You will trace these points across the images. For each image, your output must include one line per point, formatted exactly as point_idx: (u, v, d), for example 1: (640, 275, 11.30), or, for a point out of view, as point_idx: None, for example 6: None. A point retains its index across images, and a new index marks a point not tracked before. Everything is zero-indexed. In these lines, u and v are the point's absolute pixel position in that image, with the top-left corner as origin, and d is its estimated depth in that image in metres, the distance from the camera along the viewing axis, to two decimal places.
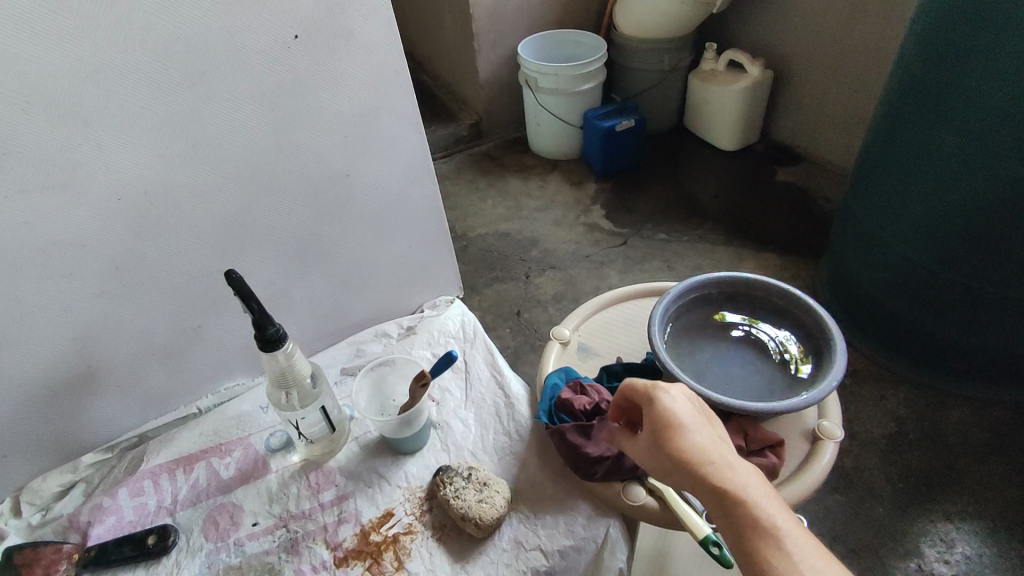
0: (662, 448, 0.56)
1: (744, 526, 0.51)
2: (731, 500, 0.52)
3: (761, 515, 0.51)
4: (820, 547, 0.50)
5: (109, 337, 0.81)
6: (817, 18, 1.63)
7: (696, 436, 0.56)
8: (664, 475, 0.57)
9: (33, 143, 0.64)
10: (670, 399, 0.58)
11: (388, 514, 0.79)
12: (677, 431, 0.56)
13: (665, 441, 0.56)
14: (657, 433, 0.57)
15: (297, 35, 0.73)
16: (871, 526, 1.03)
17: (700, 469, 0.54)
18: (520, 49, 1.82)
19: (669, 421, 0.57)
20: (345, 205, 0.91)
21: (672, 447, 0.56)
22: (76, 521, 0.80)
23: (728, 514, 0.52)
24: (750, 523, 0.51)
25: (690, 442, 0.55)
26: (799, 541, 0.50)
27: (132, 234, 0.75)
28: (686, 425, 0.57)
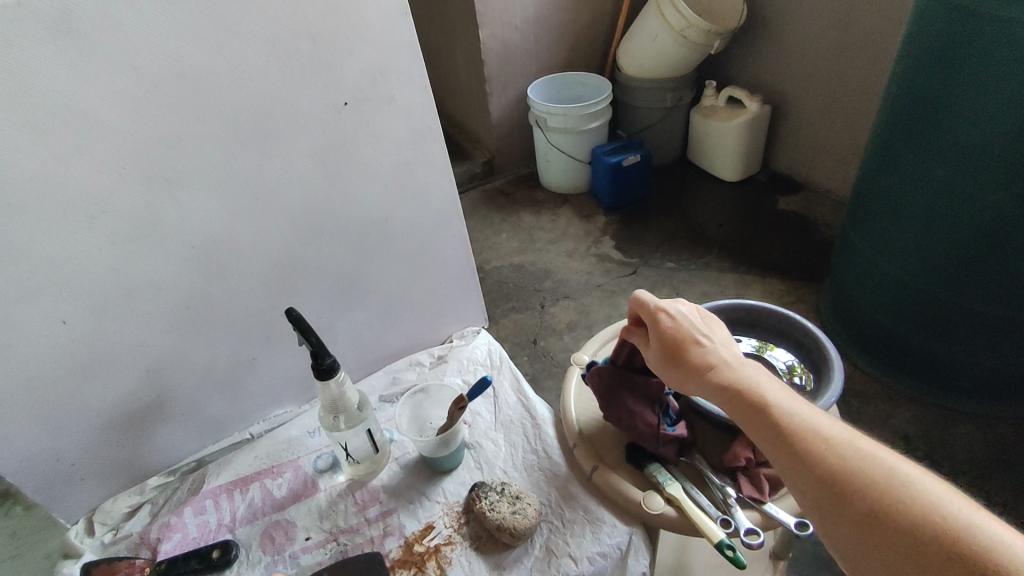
0: (675, 362, 0.67)
1: (744, 409, 0.60)
2: (731, 389, 0.61)
3: (761, 399, 0.59)
4: (815, 412, 0.58)
5: (177, 369, 0.90)
6: (809, 58, 1.75)
7: (697, 347, 0.66)
8: (678, 385, 0.67)
9: (125, 202, 0.74)
10: (669, 320, 0.68)
11: (429, 527, 0.87)
12: (683, 347, 0.67)
13: (674, 355, 0.67)
14: (668, 351, 0.68)
15: (346, 101, 0.84)
16: None
17: (704, 371, 0.64)
18: (531, 93, 1.95)
19: (671, 339, 0.68)
20: (383, 246, 1.01)
21: (679, 360, 0.66)
22: (147, 538, 0.88)
23: (735, 404, 0.61)
24: (750, 402, 0.60)
25: (692, 354, 0.66)
26: (790, 407, 0.58)
27: (202, 277, 0.85)
28: (688, 340, 0.67)
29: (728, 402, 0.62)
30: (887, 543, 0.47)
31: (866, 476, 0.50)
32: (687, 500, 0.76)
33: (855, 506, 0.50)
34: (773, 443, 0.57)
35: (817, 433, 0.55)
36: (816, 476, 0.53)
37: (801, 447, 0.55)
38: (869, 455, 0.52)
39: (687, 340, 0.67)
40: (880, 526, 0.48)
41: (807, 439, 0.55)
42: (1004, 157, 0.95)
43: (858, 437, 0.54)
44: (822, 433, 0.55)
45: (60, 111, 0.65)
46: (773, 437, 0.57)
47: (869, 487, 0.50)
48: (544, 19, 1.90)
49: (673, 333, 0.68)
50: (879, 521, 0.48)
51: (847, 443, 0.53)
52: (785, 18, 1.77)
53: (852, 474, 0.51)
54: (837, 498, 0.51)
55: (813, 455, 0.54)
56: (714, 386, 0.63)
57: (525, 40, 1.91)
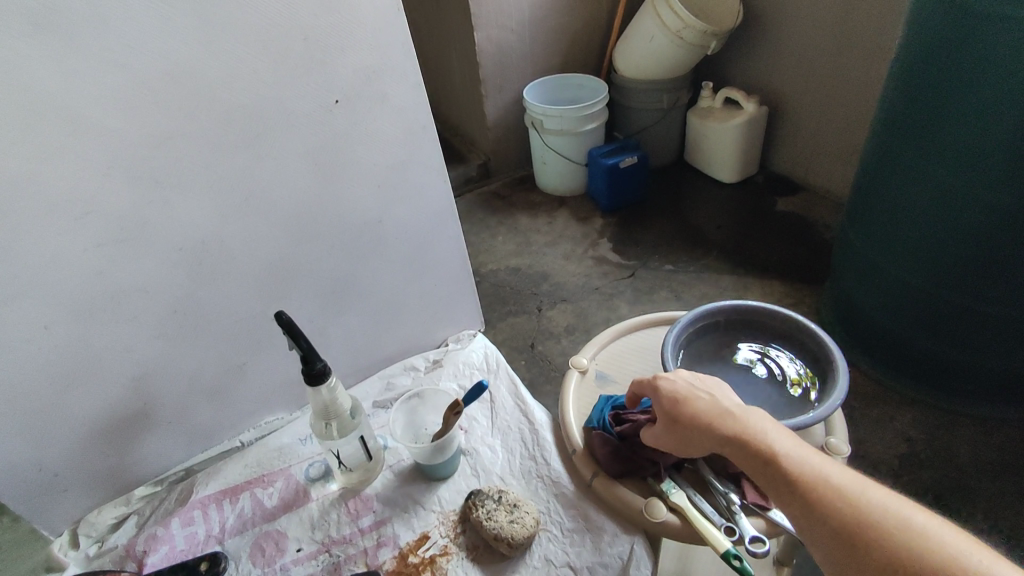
0: (676, 419, 0.65)
1: (753, 462, 0.58)
2: (736, 441, 0.60)
3: (766, 449, 0.58)
4: (825, 461, 0.56)
5: (163, 377, 0.88)
6: (807, 58, 1.74)
7: (696, 401, 0.65)
8: (684, 444, 0.65)
9: (107, 204, 0.71)
10: (666, 380, 0.67)
11: (425, 537, 0.84)
12: (682, 403, 0.65)
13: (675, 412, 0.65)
14: (668, 411, 0.66)
15: (337, 99, 0.81)
16: None
17: (706, 425, 0.62)
18: (527, 95, 1.94)
19: (670, 397, 0.66)
20: (377, 248, 0.99)
21: (681, 416, 0.65)
22: (133, 551, 0.85)
23: (742, 458, 0.59)
24: (757, 454, 0.58)
25: (692, 409, 0.64)
26: (799, 458, 0.56)
27: (189, 282, 0.82)
28: (687, 397, 0.66)
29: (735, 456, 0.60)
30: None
31: (883, 531, 0.48)
32: (691, 508, 0.73)
33: (876, 563, 0.48)
34: (786, 497, 0.55)
35: (828, 484, 0.53)
36: (833, 532, 0.50)
37: (814, 500, 0.53)
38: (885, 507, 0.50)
39: (687, 395, 0.66)
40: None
41: (820, 492, 0.53)
42: (1008, 155, 0.93)
43: (872, 486, 0.52)
44: (834, 485, 0.53)
45: (41, 110, 0.63)
46: (784, 492, 0.55)
47: (884, 541, 0.48)
48: (539, 21, 1.89)
49: (672, 391, 0.66)
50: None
51: (861, 494, 0.51)
52: (782, 18, 1.76)
53: (868, 528, 0.49)
54: (856, 555, 0.49)
55: (827, 509, 0.52)
56: (718, 438, 0.61)
57: (521, 41, 1.90)
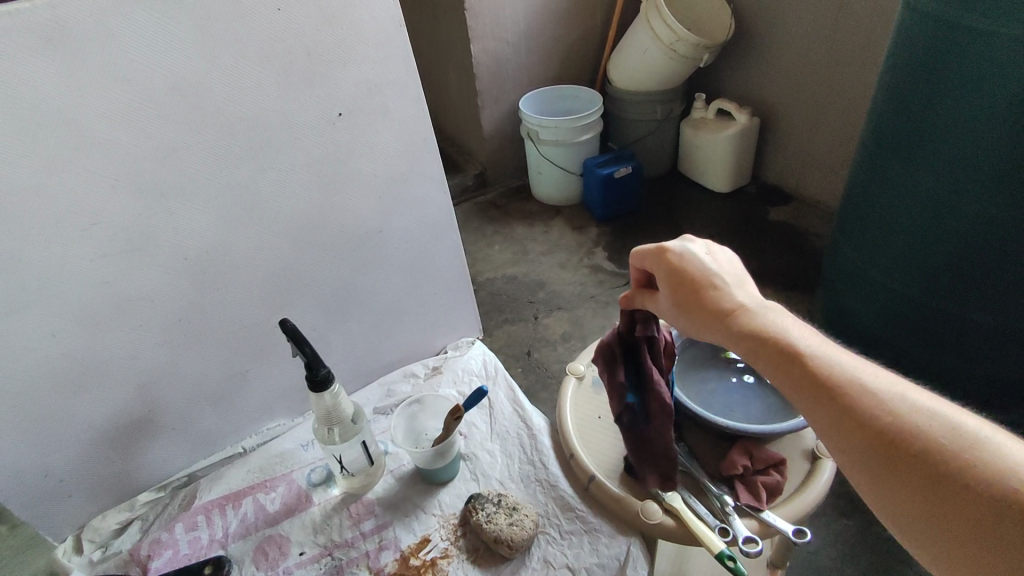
0: (689, 306, 0.62)
1: (770, 354, 0.55)
2: (754, 334, 0.56)
3: (785, 341, 0.54)
4: (849, 358, 0.52)
5: (168, 383, 0.89)
6: (797, 71, 1.78)
7: (713, 289, 0.61)
8: (693, 331, 0.62)
9: (118, 214, 0.73)
10: (686, 260, 0.63)
11: (425, 540, 0.86)
12: (699, 289, 0.62)
13: (690, 299, 0.62)
14: (682, 295, 0.63)
15: (340, 112, 0.84)
16: (879, 546, 1.08)
17: (722, 314, 0.59)
18: (523, 106, 1.97)
19: (686, 282, 0.62)
20: (378, 257, 1.01)
21: (696, 303, 0.61)
22: (137, 555, 0.86)
23: (756, 347, 0.56)
24: (775, 345, 0.55)
25: (707, 298, 0.61)
26: (821, 353, 0.53)
27: (196, 289, 0.84)
28: (705, 281, 0.62)
29: (753, 350, 0.56)
30: (934, 495, 0.43)
31: (910, 426, 0.45)
32: (686, 510, 0.75)
33: (898, 458, 0.45)
34: (800, 388, 0.52)
35: (853, 379, 0.49)
36: (853, 425, 0.47)
37: (835, 394, 0.49)
38: (916, 404, 0.47)
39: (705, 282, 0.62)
40: (927, 479, 0.43)
41: (844, 386, 0.49)
42: (990, 163, 0.96)
43: (901, 383, 0.49)
44: (860, 380, 0.49)
45: (56, 123, 0.65)
46: (803, 386, 0.51)
47: (907, 434, 0.45)
48: (534, 34, 1.93)
49: (689, 271, 0.62)
50: (925, 473, 0.43)
51: (888, 390, 0.48)
52: (772, 32, 1.80)
53: (893, 422, 0.46)
54: (879, 451, 0.46)
55: (849, 402, 0.48)
56: (732, 328, 0.58)
57: (517, 54, 1.93)
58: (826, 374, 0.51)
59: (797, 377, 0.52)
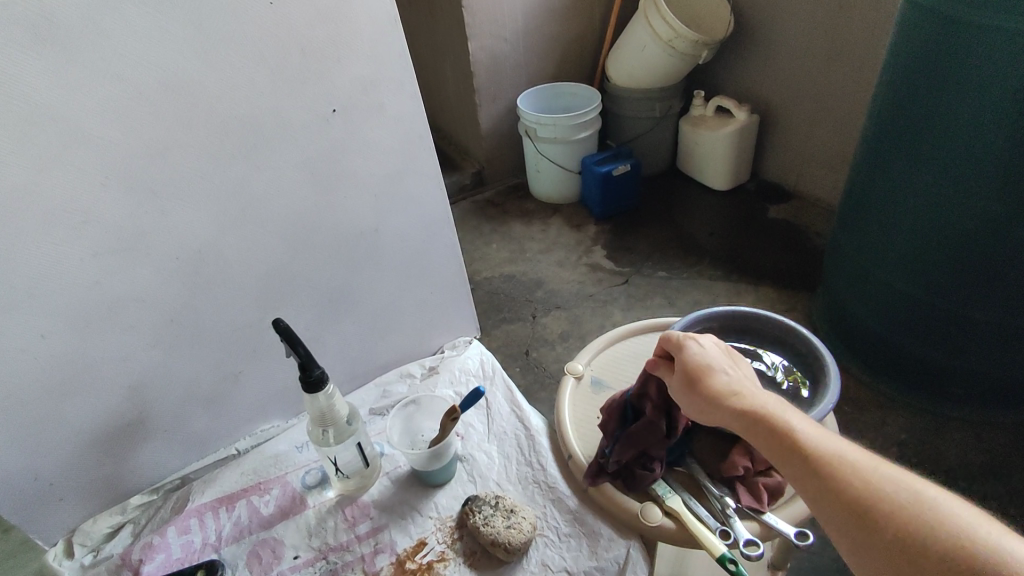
0: (693, 389, 0.64)
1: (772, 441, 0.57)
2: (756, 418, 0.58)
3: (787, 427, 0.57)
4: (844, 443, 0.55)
5: (160, 385, 0.88)
6: (797, 68, 1.77)
7: (717, 374, 0.63)
8: (697, 413, 0.64)
9: (108, 212, 0.72)
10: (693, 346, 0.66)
11: (422, 543, 0.84)
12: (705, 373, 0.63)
13: (694, 381, 0.63)
14: (686, 379, 0.64)
15: (335, 109, 0.83)
16: None
17: (725, 399, 0.61)
18: (521, 103, 1.96)
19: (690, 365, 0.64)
20: (373, 256, 1.00)
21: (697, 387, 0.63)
22: (129, 559, 0.85)
23: (759, 431, 0.58)
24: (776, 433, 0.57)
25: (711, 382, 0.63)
26: (821, 440, 0.55)
27: (188, 289, 0.83)
28: (710, 368, 0.64)
29: (755, 434, 0.58)
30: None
31: (907, 517, 0.47)
32: (687, 512, 0.74)
33: (899, 552, 0.47)
34: (803, 474, 0.54)
35: (850, 467, 0.52)
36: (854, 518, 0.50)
37: (834, 484, 0.51)
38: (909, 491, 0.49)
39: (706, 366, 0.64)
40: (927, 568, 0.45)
41: (842, 474, 0.52)
42: (996, 161, 0.95)
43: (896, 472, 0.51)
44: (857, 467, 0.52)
45: (44, 120, 0.64)
46: (809, 474, 0.53)
47: (904, 522, 0.47)
48: (532, 31, 1.91)
49: (695, 358, 0.65)
50: (924, 563, 0.45)
51: (886, 482, 0.50)
52: (771, 28, 1.79)
53: (891, 515, 0.48)
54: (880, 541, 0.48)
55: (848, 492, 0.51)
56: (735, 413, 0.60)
57: (514, 51, 1.92)
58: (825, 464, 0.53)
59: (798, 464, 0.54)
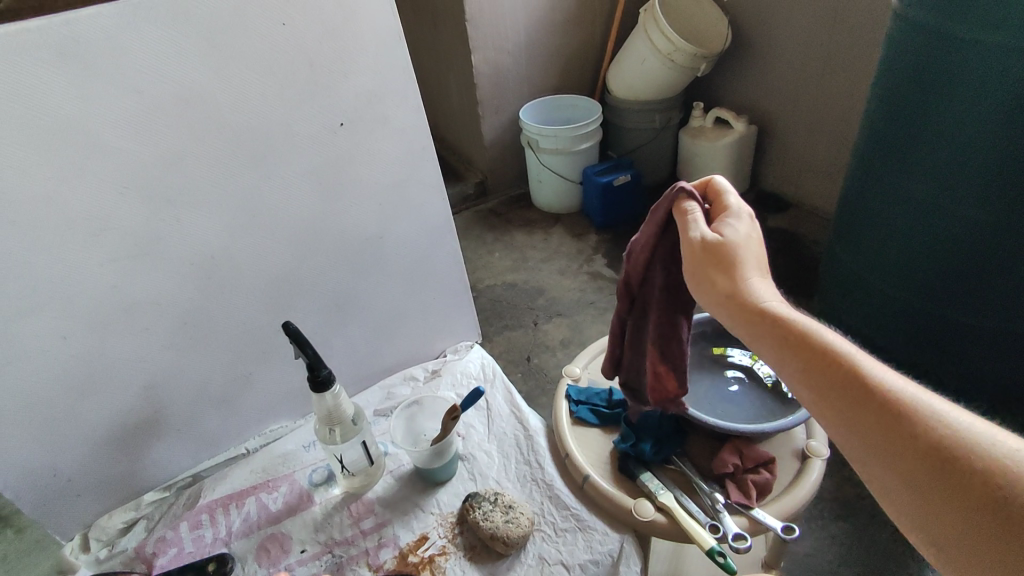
0: (712, 278, 0.60)
1: (789, 359, 0.53)
2: (774, 318, 0.55)
3: (807, 329, 0.53)
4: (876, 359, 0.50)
5: (173, 384, 0.92)
6: (793, 79, 1.81)
7: (745, 270, 0.59)
8: (716, 309, 0.60)
9: (127, 220, 0.76)
10: (733, 232, 0.62)
11: (424, 537, 0.88)
12: (734, 265, 0.60)
13: (721, 268, 0.60)
14: (710, 267, 0.61)
15: (342, 122, 0.87)
16: (878, 551, 1.09)
17: (746, 296, 0.58)
18: (522, 115, 2.01)
19: (719, 248, 0.61)
20: (379, 261, 1.04)
21: (725, 298, 0.59)
22: (143, 553, 0.89)
23: (777, 331, 0.54)
24: (795, 346, 0.53)
25: (739, 274, 0.59)
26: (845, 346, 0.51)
27: (201, 293, 0.87)
28: (740, 261, 0.60)
29: (773, 335, 0.55)
30: (952, 507, 0.41)
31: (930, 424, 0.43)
32: (679, 509, 0.78)
33: (919, 460, 0.43)
34: (822, 374, 0.50)
35: (875, 378, 0.47)
36: (874, 421, 0.46)
37: (853, 388, 0.48)
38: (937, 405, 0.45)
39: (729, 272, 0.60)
40: (952, 479, 0.41)
41: (867, 384, 0.47)
42: (981, 169, 0.99)
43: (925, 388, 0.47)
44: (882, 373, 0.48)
45: (69, 134, 0.69)
46: (827, 375, 0.50)
47: (923, 429, 0.43)
48: (533, 44, 1.96)
49: (723, 246, 0.61)
50: (938, 476, 0.42)
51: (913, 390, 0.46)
52: (767, 42, 1.83)
53: (915, 422, 0.44)
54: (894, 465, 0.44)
55: (868, 410, 0.46)
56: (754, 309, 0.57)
57: (516, 64, 1.97)
58: (844, 379, 0.48)
59: (812, 363, 0.51)
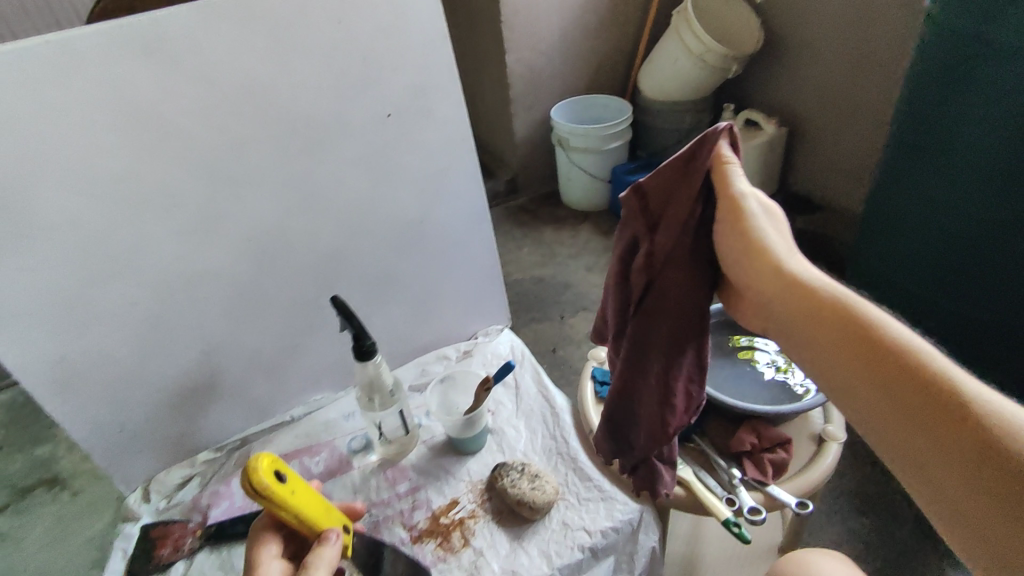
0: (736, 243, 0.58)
1: (822, 325, 0.52)
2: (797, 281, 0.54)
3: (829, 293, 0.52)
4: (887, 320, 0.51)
5: (228, 352, 0.99)
6: (824, 81, 1.82)
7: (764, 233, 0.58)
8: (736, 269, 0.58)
9: (197, 198, 0.84)
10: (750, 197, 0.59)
11: (454, 502, 0.94)
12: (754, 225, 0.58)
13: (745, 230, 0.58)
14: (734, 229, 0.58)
15: (389, 113, 0.94)
16: (895, 547, 1.11)
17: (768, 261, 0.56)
18: (554, 114, 2.06)
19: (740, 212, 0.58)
20: (418, 246, 1.10)
21: (761, 258, 0.57)
22: (198, 504, 0.97)
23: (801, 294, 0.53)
24: (819, 311, 0.52)
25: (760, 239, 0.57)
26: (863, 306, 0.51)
27: (257, 268, 0.94)
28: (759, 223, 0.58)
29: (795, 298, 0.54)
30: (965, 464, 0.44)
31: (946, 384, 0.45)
32: (696, 482, 0.83)
33: (938, 419, 0.45)
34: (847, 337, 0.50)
35: (896, 339, 0.48)
36: (901, 385, 0.47)
37: (880, 353, 0.48)
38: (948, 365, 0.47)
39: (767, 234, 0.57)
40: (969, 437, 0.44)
41: (889, 345, 0.48)
42: (1004, 171, 1.01)
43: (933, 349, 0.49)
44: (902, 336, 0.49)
45: (151, 117, 0.77)
46: (850, 338, 0.50)
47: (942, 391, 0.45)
48: (567, 44, 2.01)
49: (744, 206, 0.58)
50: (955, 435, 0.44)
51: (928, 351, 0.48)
52: (798, 45, 1.85)
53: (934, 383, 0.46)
54: (928, 430, 0.45)
55: (890, 370, 0.47)
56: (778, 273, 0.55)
57: (549, 64, 2.03)
58: (885, 348, 0.48)
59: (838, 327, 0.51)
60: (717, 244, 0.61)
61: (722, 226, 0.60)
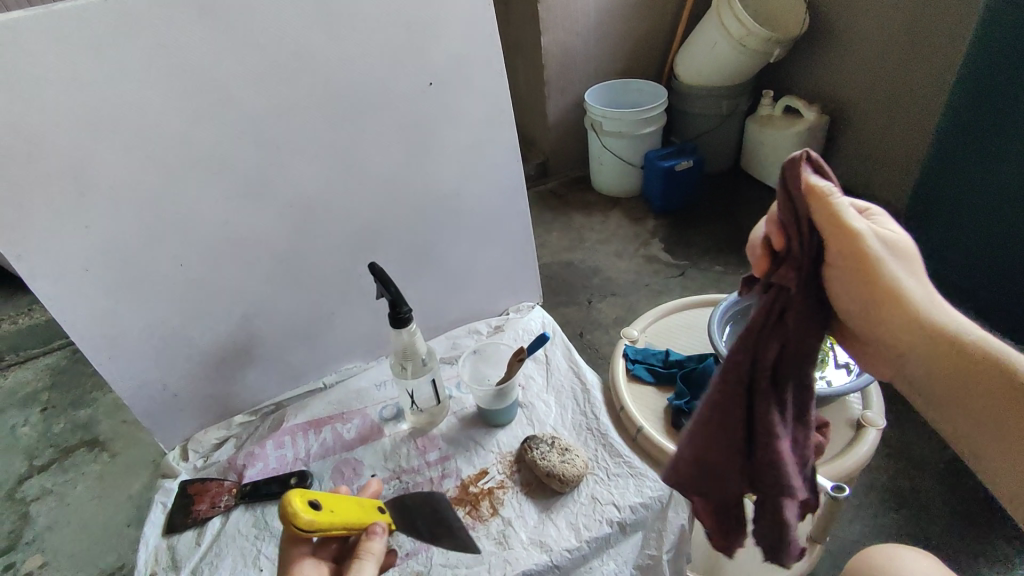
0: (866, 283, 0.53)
1: (935, 358, 0.55)
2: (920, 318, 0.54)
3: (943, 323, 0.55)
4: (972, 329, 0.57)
5: (265, 318, 1.01)
6: (869, 66, 1.76)
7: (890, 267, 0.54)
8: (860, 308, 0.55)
9: (240, 162, 0.85)
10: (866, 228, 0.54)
11: (483, 472, 0.94)
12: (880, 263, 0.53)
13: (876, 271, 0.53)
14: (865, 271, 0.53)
15: (431, 81, 0.93)
16: (927, 544, 1.08)
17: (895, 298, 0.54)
18: (589, 96, 2.04)
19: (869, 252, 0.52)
20: (453, 219, 1.10)
21: (896, 308, 0.54)
22: (234, 464, 0.99)
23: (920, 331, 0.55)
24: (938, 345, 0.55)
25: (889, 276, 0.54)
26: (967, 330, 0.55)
27: (296, 236, 0.96)
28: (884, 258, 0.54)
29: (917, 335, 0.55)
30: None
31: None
32: None
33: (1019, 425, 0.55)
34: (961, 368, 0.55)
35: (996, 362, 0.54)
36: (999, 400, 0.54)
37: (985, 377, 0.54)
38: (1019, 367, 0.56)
39: (901, 278, 0.54)
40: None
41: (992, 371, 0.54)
42: None
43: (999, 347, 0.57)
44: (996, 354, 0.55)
45: (200, 78, 0.78)
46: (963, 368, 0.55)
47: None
48: (604, 25, 1.98)
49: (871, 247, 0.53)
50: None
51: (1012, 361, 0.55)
52: (843, 29, 1.79)
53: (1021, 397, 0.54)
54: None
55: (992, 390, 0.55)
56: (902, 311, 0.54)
57: (586, 45, 2.00)
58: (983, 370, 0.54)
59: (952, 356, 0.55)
60: (828, 285, 0.55)
61: (838, 270, 0.54)
